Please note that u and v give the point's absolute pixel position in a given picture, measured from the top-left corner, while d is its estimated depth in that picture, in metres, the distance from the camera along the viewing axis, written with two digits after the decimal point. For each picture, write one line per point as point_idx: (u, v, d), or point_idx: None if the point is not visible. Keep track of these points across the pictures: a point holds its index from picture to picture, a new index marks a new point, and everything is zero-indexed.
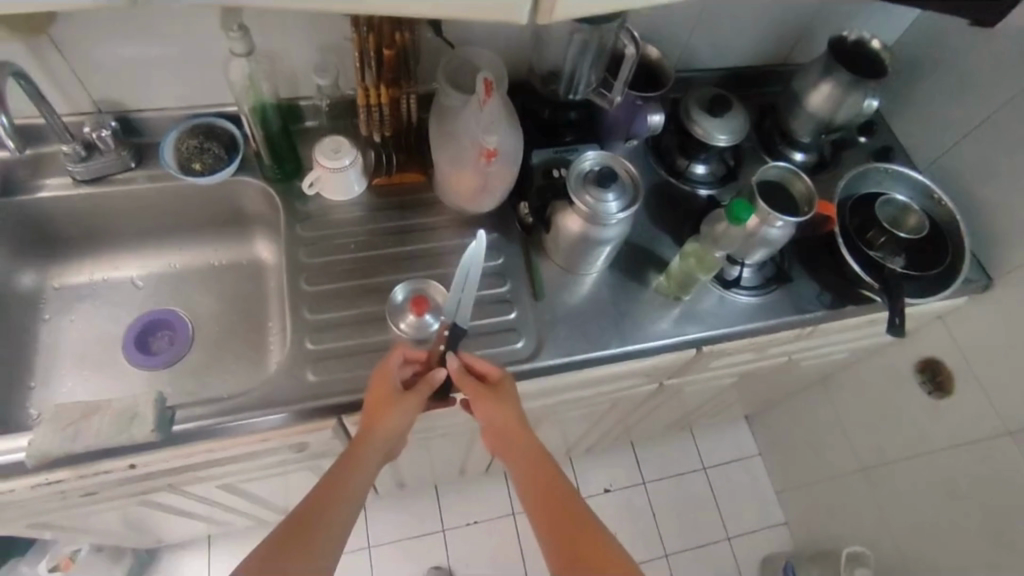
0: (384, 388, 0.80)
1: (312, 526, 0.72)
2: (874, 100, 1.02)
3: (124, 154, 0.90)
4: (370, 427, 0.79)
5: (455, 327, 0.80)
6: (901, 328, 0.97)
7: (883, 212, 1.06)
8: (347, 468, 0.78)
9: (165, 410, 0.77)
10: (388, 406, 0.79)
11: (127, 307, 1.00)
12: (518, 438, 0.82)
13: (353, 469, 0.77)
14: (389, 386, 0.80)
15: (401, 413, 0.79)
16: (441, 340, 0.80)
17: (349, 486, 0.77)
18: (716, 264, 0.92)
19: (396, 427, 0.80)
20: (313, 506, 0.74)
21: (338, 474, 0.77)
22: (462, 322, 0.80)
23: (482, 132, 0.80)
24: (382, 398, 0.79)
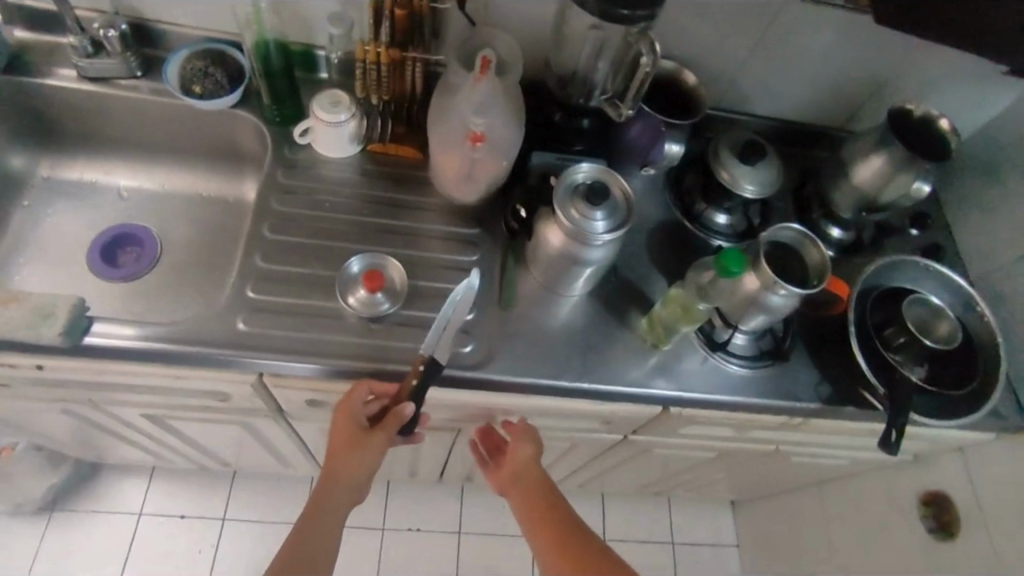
0: (350, 425, 0.80)
1: (313, 538, 0.83)
2: (926, 185, 0.91)
3: (130, 59, 0.90)
4: (345, 454, 0.83)
5: (432, 364, 0.77)
6: (896, 446, 0.83)
7: (912, 312, 0.92)
8: (328, 490, 0.84)
9: (81, 318, 0.75)
10: (360, 440, 0.81)
11: (108, 214, 1.01)
12: (522, 474, 0.94)
13: (337, 491, 0.84)
14: (354, 425, 0.80)
15: (374, 450, 0.82)
16: (415, 375, 0.77)
17: (332, 503, 0.85)
18: (701, 317, 0.84)
19: (369, 461, 0.83)
20: (310, 520, 0.84)
21: (323, 492, 0.84)
22: (440, 361, 0.78)
23: (470, 112, 0.76)
24: (350, 433, 0.81)
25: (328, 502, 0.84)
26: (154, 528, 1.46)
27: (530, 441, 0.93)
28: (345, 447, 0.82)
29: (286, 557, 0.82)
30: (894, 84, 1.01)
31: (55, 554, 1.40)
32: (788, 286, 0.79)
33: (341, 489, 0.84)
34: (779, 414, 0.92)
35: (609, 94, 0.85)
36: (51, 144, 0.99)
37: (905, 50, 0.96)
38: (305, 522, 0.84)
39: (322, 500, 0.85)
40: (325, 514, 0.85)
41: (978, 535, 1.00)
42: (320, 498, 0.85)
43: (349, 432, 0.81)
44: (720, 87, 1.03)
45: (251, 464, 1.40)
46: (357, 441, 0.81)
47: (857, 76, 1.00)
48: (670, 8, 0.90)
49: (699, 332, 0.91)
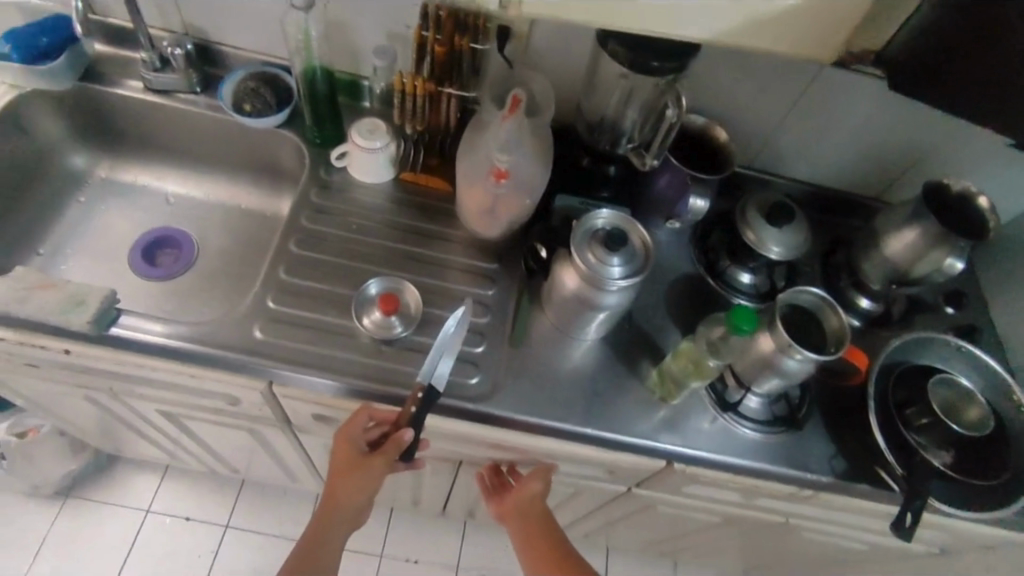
0: (349, 452, 0.82)
1: (317, 555, 0.89)
2: (960, 262, 0.87)
3: (191, 76, 0.97)
4: (346, 480, 0.85)
5: (431, 391, 0.78)
6: (910, 532, 0.78)
7: (940, 393, 0.87)
8: (331, 510, 0.88)
9: (111, 309, 0.80)
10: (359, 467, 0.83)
11: (153, 216, 1.07)
12: (526, 512, 0.97)
13: (340, 513, 0.88)
14: (353, 451, 0.81)
15: (373, 475, 0.83)
16: (413, 402, 0.78)
17: (336, 523, 0.89)
18: (713, 374, 0.81)
19: (366, 485, 0.85)
20: (315, 538, 0.90)
21: (327, 511, 0.89)
22: (437, 387, 0.79)
23: (496, 148, 0.79)
24: (351, 459, 0.82)
25: (332, 521, 0.89)
26: (159, 527, 1.48)
27: (538, 484, 0.95)
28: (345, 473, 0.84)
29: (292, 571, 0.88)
30: (933, 157, 0.99)
31: (64, 540, 1.44)
32: (804, 351, 0.76)
33: (345, 512, 0.89)
34: (789, 485, 0.88)
35: (636, 143, 0.87)
36: (112, 147, 1.07)
37: (945, 123, 0.94)
38: (310, 538, 0.90)
39: (326, 518, 0.89)
40: (328, 534, 0.89)
41: None
42: (325, 517, 0.89)
43: (348, 459, 0.83)
44: (752, 145, 1.03)
45: (259, 474, 1.41)
46: (356, 468, 0.83)
47: (894, 146, 0.99)
48: (705, 66, 0.91)
49: (711, 390, 0.89)
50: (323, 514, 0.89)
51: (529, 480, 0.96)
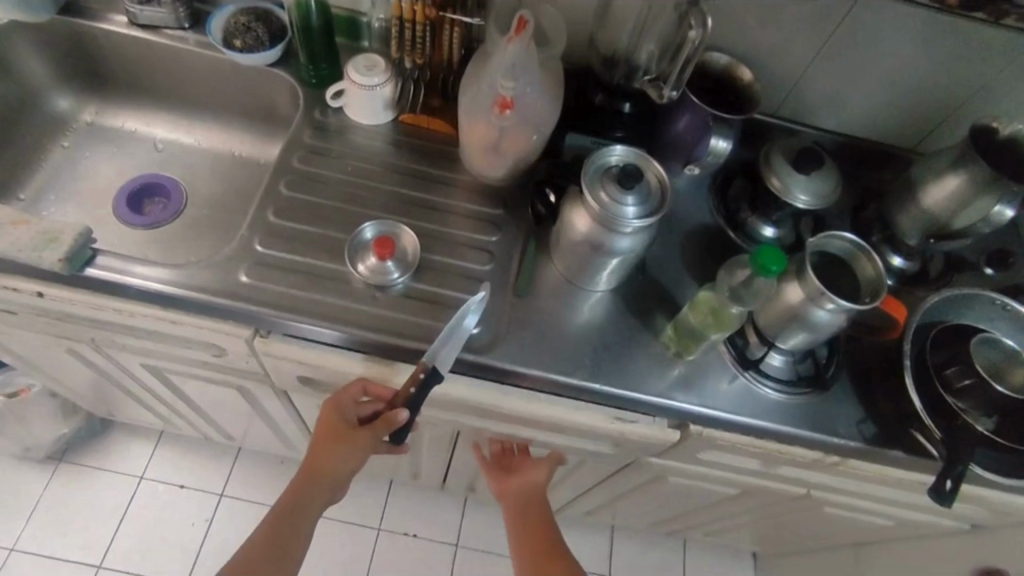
0: (337, 421, 0.79)
1: (284, 537, 0.82)
2: (1010, 209, 0.80)
3: (179, 11, 0.91)
4: (331, 453, 0.81)
5: (434, 373, 0.72)
6: (950, 496, 0.72)
7: (984, 354, 0.80)
8: (308, 484, 0.83)
9: (85, 249, 0.73)
10: (344, 437, 0.79)
11: (141, 163, 1.02)
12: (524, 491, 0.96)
13: (320, 489, 0.83)
14: (342, 422, 0.78)
15: (360, 448, 0.79)
16: (413, 382, 0.72)
17: (310, 499, 0.84)
18: (734, 323, 0.75)
19: (350, 458, 0.80)
20: (285, 516, 0.83)
21: (304, 487, 0.83)
22: (441, 369, 0.73)
23: (501, 76, 0.72)
24: (337, 429, 0.79)
25: (307, 496, 0.83)
26: (153, 493, 1.45)
27: (543, 472, 0.97)
28: (331, 444, 0.80)
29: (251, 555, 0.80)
30: (977, 103, 0.91)
31: (55, 504, 1.41)
32: (836, 300, 0.70)
33: (321, 486, 0.83)
34: (812, 449, 0.82)
35: (652, 75, 0.80)
36: (98, 89, 1.01)
37: (994, 63, 0.86)
38: (278, 515, 0.83)
39: (300, 495, 0.83)
40: (301, 511, 0.83)
41: None
42: (298, 491, 0.84)
43: (336, 428, 0.79)
44: (779, 91, 0.95)
45: (254, 442, 1.37)
46: (341, 438, 0.79)
47: (935, 91, 0.91)
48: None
49: (731, 347, 0.82)
50: (299, 488, 0.84)
51: (536, 466, 0.97)
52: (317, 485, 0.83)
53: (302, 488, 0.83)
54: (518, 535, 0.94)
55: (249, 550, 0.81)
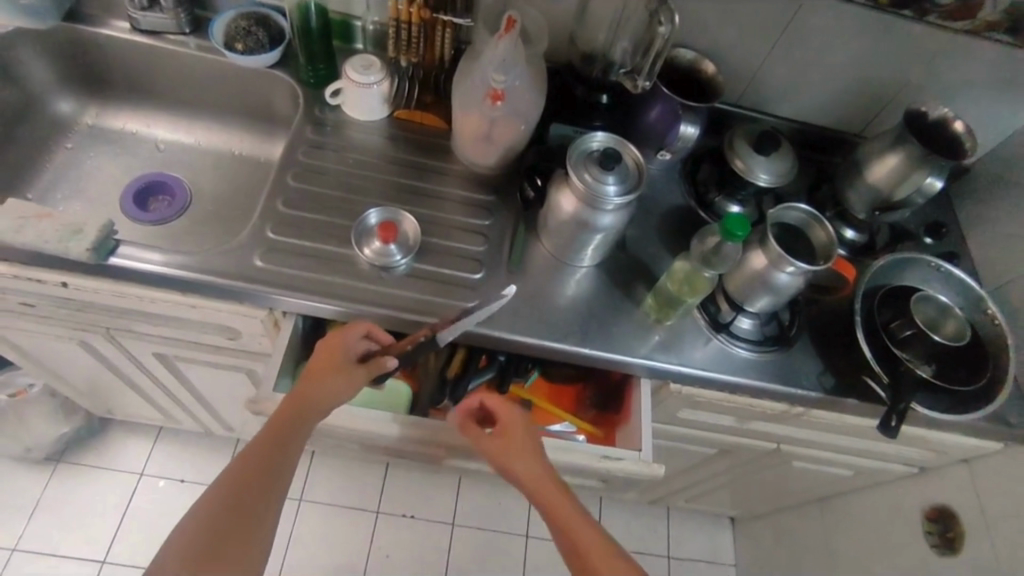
0: (331, 358, 0.79)
1: (247, 515, 0.70)
2: (939, 181, 0.92)
3: (181, 17, 0.96)
4: (307, 398, 0.76)
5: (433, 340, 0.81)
6: (894, 430, 0.82)
7: (921, 309, 0.91)
8: (276, 444, 0.74)
9: (109, 240, 0.78)
10: (328, 373, 0.78)
11: (143, 162, 1.06)
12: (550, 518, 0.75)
13: (289, 448, 0.75)
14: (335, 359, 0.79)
15: (342, 385, 0.78)
16: (413, 342, 0.81)
17: (275, 463, 0.74)
18: (707, 288, 0.84)
19: (329, 399, 0.77)
20: (247, 485, 0.71)
21: (271, 447, 0.74)
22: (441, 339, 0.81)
23: (492, 71, 0.80)
24: (329, 366, 0.79)
25: (272, 460, 0.74)
26: (153, 489, 1.48)
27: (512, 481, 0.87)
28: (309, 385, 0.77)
29: (212, 537, 0.67)
30: (911, 90, 1.02)
31: (56, 504, 1.43)
32: (795, 263, 0.80)
33: (292, 443, 0.75)
34: (779, 400, 0.91)
35: (627, 69, 0.89)
36: (99, 92, 1.05)
37: (923, 55, 0.97)
38: (234, 485, 0.71)
39: (265, 461, 0.73)
40: (266, 479, 0.73)
41: (982, 551, 0.98)
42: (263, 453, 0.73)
43: (322, 364, 0.79)
44: (738, 83, 1.05)
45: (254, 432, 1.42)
46: (322, 378, 0.78)
47: (875, 81, 1.02)
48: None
49: (704, 313, 0.91)
50: (264, 452, 0.73)
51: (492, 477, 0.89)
52: (288, 444, 0.75)
53: (267, 451, 0.74)
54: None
55: (200, 533, 0.67)
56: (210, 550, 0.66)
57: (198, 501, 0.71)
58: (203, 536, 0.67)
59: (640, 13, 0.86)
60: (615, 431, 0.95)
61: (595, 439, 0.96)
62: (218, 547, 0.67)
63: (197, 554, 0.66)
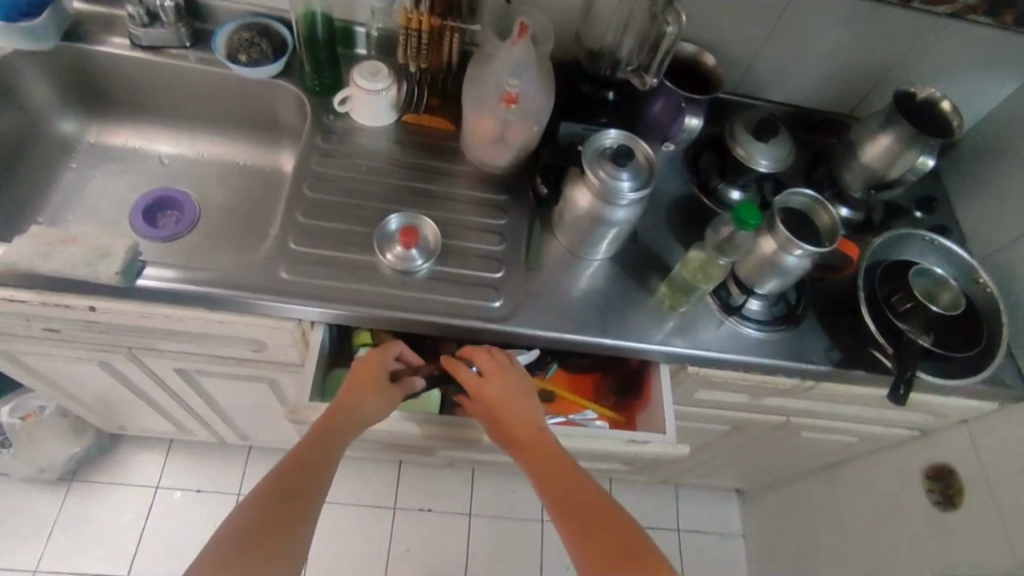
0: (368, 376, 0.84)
1: (288, 518, 0.72)
2: (931, 159, 0.96)
3: (181, 30, 0.96)
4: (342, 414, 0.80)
5: None
6: (904, 398, 0.87)
7: (919, 282, 0.96)
8: (314, 454, 0.78)
9: (135, 261, 0.79)
10: (366, 391, 0.82)
11: (149, 178, 1.06)
12: (549, 485, 0.81)
13: (325, 458, 0.78)
14: (370, 377, 0.84)
15: (373, 404, 0.82)
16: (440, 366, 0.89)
17: (313, 473, 0.77)
18: (721, 276, 0.88)
19: (365, 416, 0.82)
20: (288, 491, 0.75)
21: (309, 456, 0.78)
22: None
23: (506, 75, 0.83)
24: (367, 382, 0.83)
25: (311, 469, 0.77)
26: (171, 502, 1.48)
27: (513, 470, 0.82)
28: (343, 403, 0.81)
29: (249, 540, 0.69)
30: (898, 71, 1.06)
31: (74, 523, 1.43)
32: (804, 246, 0.84)
33: (328, 455, 0.79)
34: (791, 376, 0.96)
35: (634, 66, 0.91)
36: (99, 110, 1.05)
37: (911, 38, 1.01)
38: (275, 490, 0.74)
39: (303, 468, 0.77)
40: (304, 487, 0.76)
41: (983, 505, 1.04)
42: (302, 462, 0.77)
43: (357, 381, 0.83)
44: (734, 71, 1.08)
45: (269, 439, 1.43)
46: (356, 398, 0.82)
47: (864, 63, 1.06)
48: None
49: (716, 298, 0.95)
50: (304, 461, 0.77)
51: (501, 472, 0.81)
52: (324, 456, 0.78)
53: (306, 460, 0.77)
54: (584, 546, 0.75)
55: (241, 534, 0.70)
56: (252, 549, 0.69)
57: (237, 508, 0.74)
58: (246, 536, 0.70)
59: (644, 10, 0.87)
60: (636, 415, 0.99)
61: (616, 422, 1.01)
62: (260, 546, 0.69)
63: (243, 550, 0.68)
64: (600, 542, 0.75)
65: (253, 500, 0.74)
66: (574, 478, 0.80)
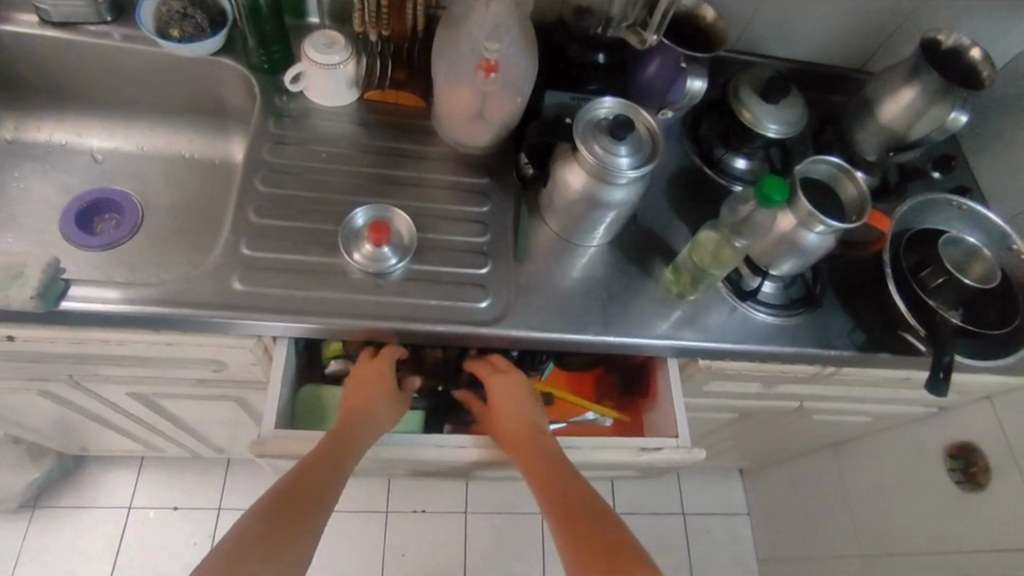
0: (374, 380, 0.76)
1: (295, 525, 0.61)
2: (962, 115, 0.86)
3: (99, 3, 0.82)
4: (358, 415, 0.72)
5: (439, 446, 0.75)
6: (944, 384, 0.78)
7: (948, 252, 0.87)
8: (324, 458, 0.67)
9: (57, 281, 0.67)
10: (377, 392, 0.75)
11: (80, 178, 0.93)
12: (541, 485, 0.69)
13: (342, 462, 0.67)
14: (379, 379, 0.76)
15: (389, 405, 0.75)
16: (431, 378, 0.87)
17: (326, 475, 0.65)
18: (735, 260, 0.78)
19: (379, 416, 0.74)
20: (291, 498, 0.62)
21: (323, 460, 0.66)
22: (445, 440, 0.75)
23: (484, 37, 0.71)
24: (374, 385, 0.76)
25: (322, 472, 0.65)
26: (145, 523, 1.38)
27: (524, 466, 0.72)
28: (358, 405, 0.74)
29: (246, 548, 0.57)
30: (914, 17, 0.96)
31: (40, 553, 1.32)
32: (826, 221, 0.74)
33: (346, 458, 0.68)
34: (812, 363, 0.87)
35: (629, 23, 0.79)
36: (14, 101, 0.91)
37: None
38: (279, 496, 0.62)
39: (315, 470, 0.65)
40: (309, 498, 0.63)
41: (1010, 482, 0.98)
42: (315, 465, 0.65)
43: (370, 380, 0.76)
44: (734, 25, 0.97)
45: (246, 451, 1.32)
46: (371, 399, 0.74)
47: (877, 11, 0.95)
48: None
49: (727, 282, 0.85)
50: (313, 464, 0.66)
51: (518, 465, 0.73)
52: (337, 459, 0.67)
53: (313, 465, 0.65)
54: (567, 546, 0.64)
55: (230, 549, 0.57)
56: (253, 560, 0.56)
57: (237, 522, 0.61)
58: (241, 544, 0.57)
59: None
60: (641, 415, 0.91)
61: (622, 424, 0.92)
62: (261, 555, 0.57)
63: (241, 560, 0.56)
64: (583, 541, 0.63)
65: (250, 514, 0.61)
66: (561, 470, 0.70)
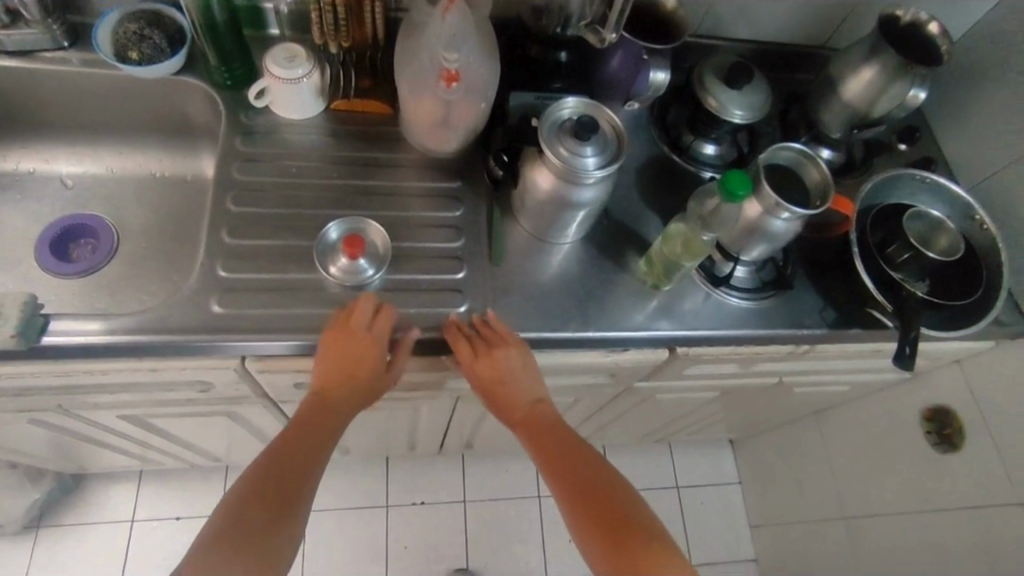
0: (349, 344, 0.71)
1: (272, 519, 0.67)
2: (922, 92, 0.88)
3: (54, 29, 0.81)
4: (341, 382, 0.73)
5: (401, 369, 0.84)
6: (909, 360, 0.81)
7: (911, 227, 0.90)
8: (300, 449, 0.71)
9: (35, 317, 0.67)
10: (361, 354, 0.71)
11: (52, 205, 0.93)
12: (557, 465, 0.76)
13: (312, 453, 0.72)
14: (357, 344, 0.71)
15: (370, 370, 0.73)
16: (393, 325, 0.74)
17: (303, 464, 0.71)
18: (705, 251, 0.80)
19: (364, 380, 0.73)
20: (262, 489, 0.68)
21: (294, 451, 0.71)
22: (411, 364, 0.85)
23: (443, 47, 0.72)
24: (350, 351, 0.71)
25: (295, 462, 0.71)
26: (147, 534, 1.40)
27: (539, 443, 0.78)
28: (342, 375, 0.72)
29: (223, 543, 0.64)
30: None
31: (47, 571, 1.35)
32: (791, 209, 0.76)
33: (313, 450, 0.72)
34: (785, 344, 0.89)
35: (587, 19, 0.78)
36: None
37: None
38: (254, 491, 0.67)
39: (281, 475, 0.69)
40: (287, 490, 0.69)
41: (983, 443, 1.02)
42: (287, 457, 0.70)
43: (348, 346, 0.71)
44: (695, 13, 0.97)
45: (243, 459, 1.34)
46: (354, 365, 0.72)
47: None
48: None
49: (699, 268, 0.87)
50: (288, 448, 0.71)
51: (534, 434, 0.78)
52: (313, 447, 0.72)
53: (287, 456, 0.71)
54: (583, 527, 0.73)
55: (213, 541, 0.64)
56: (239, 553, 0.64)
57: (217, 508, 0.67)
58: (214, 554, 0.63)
59: None
60: None
61: None
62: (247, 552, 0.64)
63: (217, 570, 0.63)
64: (599, 527, 0.71)
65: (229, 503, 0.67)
66: (577, 457, 0.76)
